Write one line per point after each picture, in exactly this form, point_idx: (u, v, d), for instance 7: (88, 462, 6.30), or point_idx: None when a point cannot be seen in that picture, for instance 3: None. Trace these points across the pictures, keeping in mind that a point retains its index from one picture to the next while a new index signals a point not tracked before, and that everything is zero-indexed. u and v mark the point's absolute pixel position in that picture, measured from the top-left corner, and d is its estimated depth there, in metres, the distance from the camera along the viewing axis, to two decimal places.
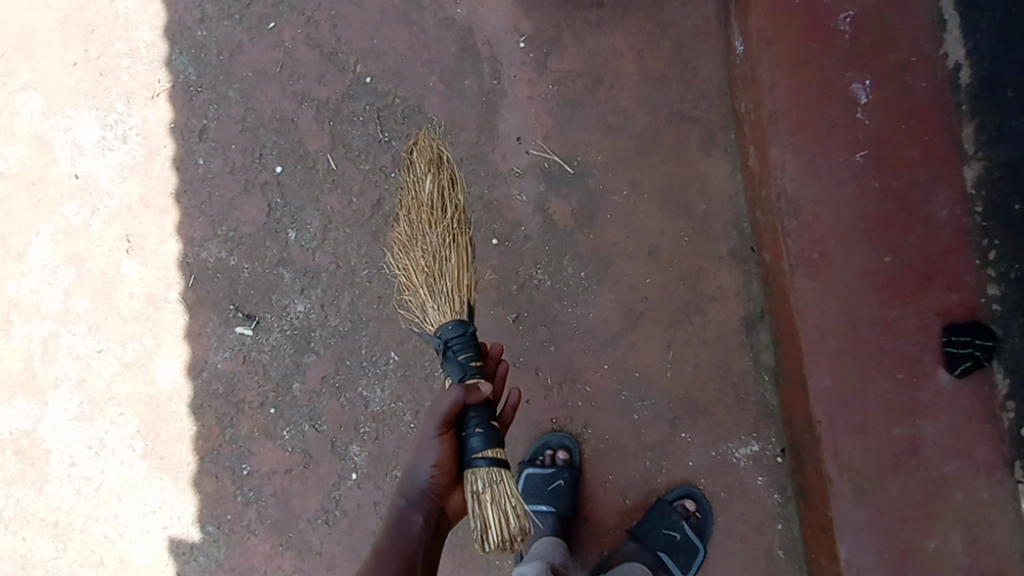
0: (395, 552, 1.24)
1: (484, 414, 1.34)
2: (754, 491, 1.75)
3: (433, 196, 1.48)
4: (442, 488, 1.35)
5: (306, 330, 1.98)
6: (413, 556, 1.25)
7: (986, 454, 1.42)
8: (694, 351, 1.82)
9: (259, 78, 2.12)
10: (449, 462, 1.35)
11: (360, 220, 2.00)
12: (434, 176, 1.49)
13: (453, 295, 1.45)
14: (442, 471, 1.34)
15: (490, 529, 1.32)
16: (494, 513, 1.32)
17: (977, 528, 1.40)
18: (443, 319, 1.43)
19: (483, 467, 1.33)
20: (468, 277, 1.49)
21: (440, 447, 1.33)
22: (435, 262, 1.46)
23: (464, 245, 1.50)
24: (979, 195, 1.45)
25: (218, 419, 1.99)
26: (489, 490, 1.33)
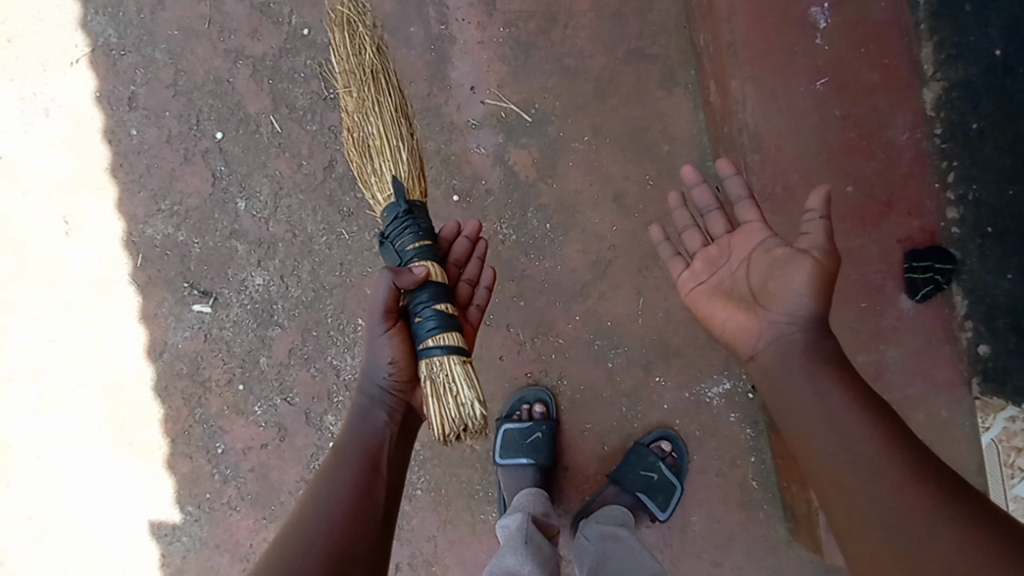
0: (357, 448, 1.24)
1: (432, 296, 1.25)
2: (727, 427, 1.79)
3: (342, 71, 1.33)
4: (402, 381, 1.30)
5: (268, 303, 1.91)
6: (375, 450, 1.25)
7: (946, 374, 1.48)
8: (664, 295, 1.82)
9: (187, 37, 1.96)
10: (403, 353, 1.28)
11: (313, 184, 1.91)
12: (340, 48, 1.33)
13: (381, 172, 1.30)
14: (399, 367, 1.29)
15: (434, 423, 1.24)
16: (436, 408, 1.23)
17: (937, 445, 1.48)
18: (381, 203, 1.32)
19: (441, 356, 1.24)
20: (398, 145, 1.31)
21: (388, 339, 1.27)
22: (359, 143, 1.32)
23: (391, 110, 1.32)
24: (938, 116, 1.49)
25: (185, 400, 1.94)
26: (429, 382, 1.24)
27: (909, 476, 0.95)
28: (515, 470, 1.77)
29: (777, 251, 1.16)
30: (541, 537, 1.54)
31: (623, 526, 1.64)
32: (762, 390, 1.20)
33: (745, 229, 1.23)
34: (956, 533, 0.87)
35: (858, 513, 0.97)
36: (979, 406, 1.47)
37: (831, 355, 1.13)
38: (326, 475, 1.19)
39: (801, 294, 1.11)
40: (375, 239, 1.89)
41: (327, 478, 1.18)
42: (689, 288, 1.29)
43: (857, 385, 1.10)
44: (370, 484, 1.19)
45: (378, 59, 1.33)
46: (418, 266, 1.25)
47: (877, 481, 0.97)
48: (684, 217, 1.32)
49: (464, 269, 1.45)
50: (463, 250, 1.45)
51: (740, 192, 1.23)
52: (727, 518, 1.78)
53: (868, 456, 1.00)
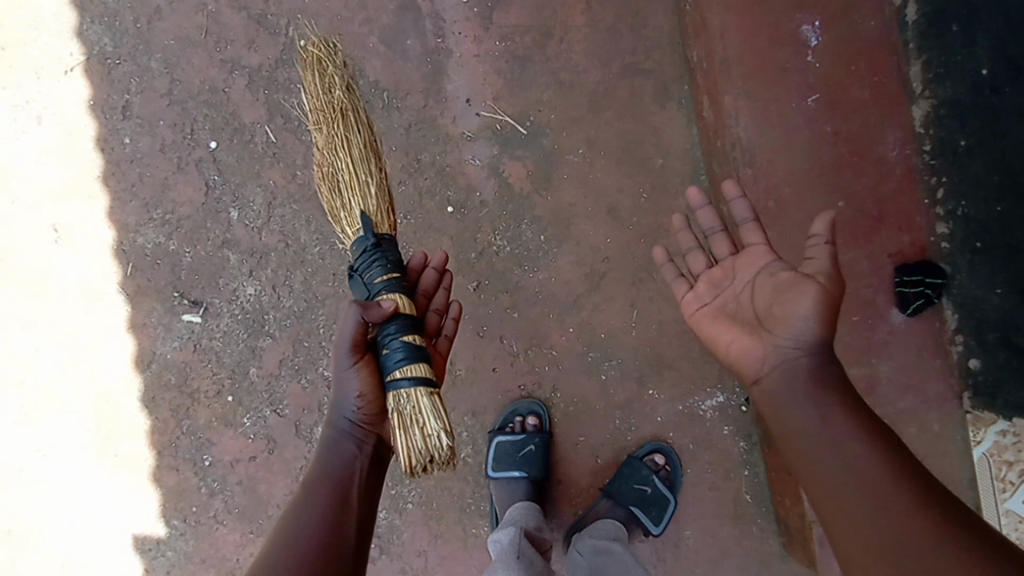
0: (327, 483, 1.22)
1: (401, 328, 1.22)
2: (721, 440, 1.78)
3: (312, 107, 1.34)
4: (371, 414, 1.27)
5: (259, 314, 1.89)
6: (345, 486, 1.23)
7: (938, 388, 1.49)
8: (658, 308, 1.82)
9: (184, 47, 1.96)
10: (371, 386, 1.25)
11: (307, 195, 1.90)
12: (311, 85, 1.34)
13: (350, 208, 1.29)
14: (368, 400, 1.26)
15: (401, 456, 1.21)
16: (403, 440, 1.20)
17: (930, 458, 1.48)
18: (350, 236, 1.31)
19: (408, 389, 1.21)
20: (366, 180, 1.31)
21: (357, 372, 1.23)
22: (328, 176, 1.32)
23: (361, 147, 1.32)
24: (926, 133, 1.51)
25: (173, 411, 1.91)
26: (395, 414, 1.21)
27: (914, 495, 0.98)
28: (507, 483, 1.75)
29: (781, 275, 1.16)
30: (533, 552, 1.52)
31: (616, 540, 1.62)
32: (764, 414, 1.19)
33: (748, 254, 1.23)
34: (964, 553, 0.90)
35: (863, 531, 0.98)
36: (971, 420, 1.47)
37: (834, 380, 1.13)
38: (296, 513, 1.18)
39: (807, 319, 1.11)
40: None
41: (296, 517, 1.17)
42: (692, 311, 1.28)
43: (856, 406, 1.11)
44: (337, 522, 1.17)
45: (346, 97, 1.34)
46: (386, 300, 1.22)
47: (880, 499, 0.98)
48: (689, 238, 1.31)
49: (431, 300, 1.42)
50: (432, 280, 1.42)
51: (746, 215, 1.22)
52: (721, 532, 1.77)
53: (871, 476, 1.01)
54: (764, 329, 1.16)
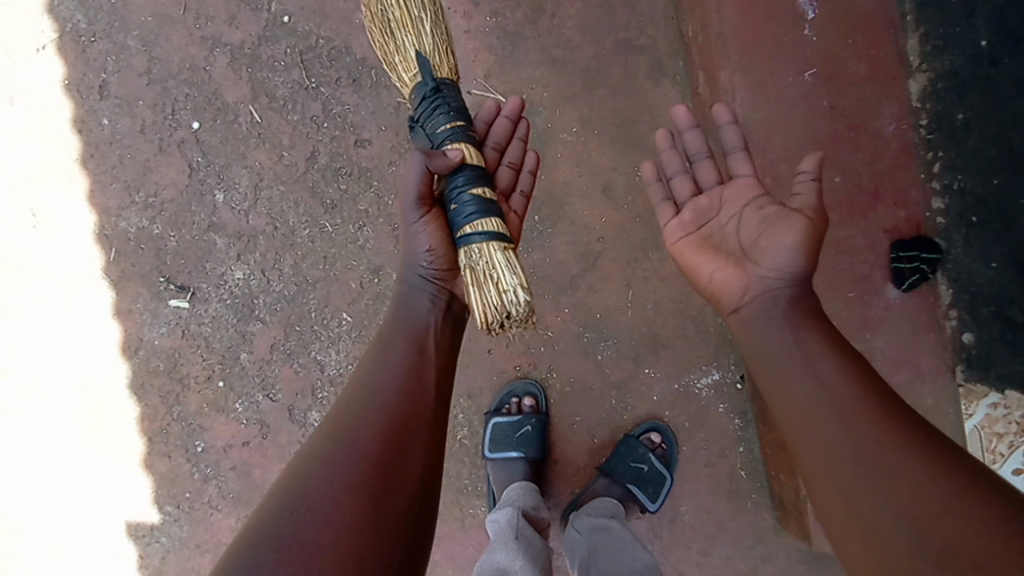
0: (405, 336, 1.26)
1: (468, 179, 1.21)
2: (716, 418, 1.79)
3: None
4: (443, 268, 1.28)
5: (249, 297, 1.86)
6: (422, 338, 1.26)
7: (931, 362, 1.50)
8: (653, 287, 1.81)
9: (162, 23, 1.89)
10: (441, 241, 1.26)
11: (295, 175, 1.86)
12: None
13: (404, 50, 1.24)
14: (439, 253, 1.27)
15: (476, 313, 1.19)
16: (478, 295, 1.18)
17: None
18: (409, 85, 1.26)
19: (481, 243, 1.19)
20: (420, 17, 1.23)
21: (425, 226, 1.25)
22: (382, 22, 1.25)
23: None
24: (923, 108, 1.51)
25: (162, 398, 1.88)
26: (469, 272, 1.20)
27: (888, 421, 0.98)
28: (506, 463, 1.75)
29: (770, 208, 1.17)
30: (531, 532, 1.52)
31: (614, 518, 1.63)
32: (739, 341, 1.22)
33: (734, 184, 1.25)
34: (929, 477, 0.90)
35: (823, 441, 1.01)
36: (963, 393, 1.49)
37: (811, 309, 1.16)
38: (375, 363, 1.23)
39: (791, 251, 1.13)
40: (359, 231, 1.84)
41: (377, 365, 1.22)
42: (675, 238, 1.28)
43: (836, 338, 1.13)
44: (417, 369, 1.21)
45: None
46: (452, 148, 1.21)
47: (850, 421, 1.00)
48: (674, 158, 1.34)
49: (506, 153, 1.41)
50: (505, 130, 1.41)
51: (734, 143, 1.25)
52: (716, 508, 1.79)
53: (847, 396, 1.03)
54: (749, 261, 1.18)
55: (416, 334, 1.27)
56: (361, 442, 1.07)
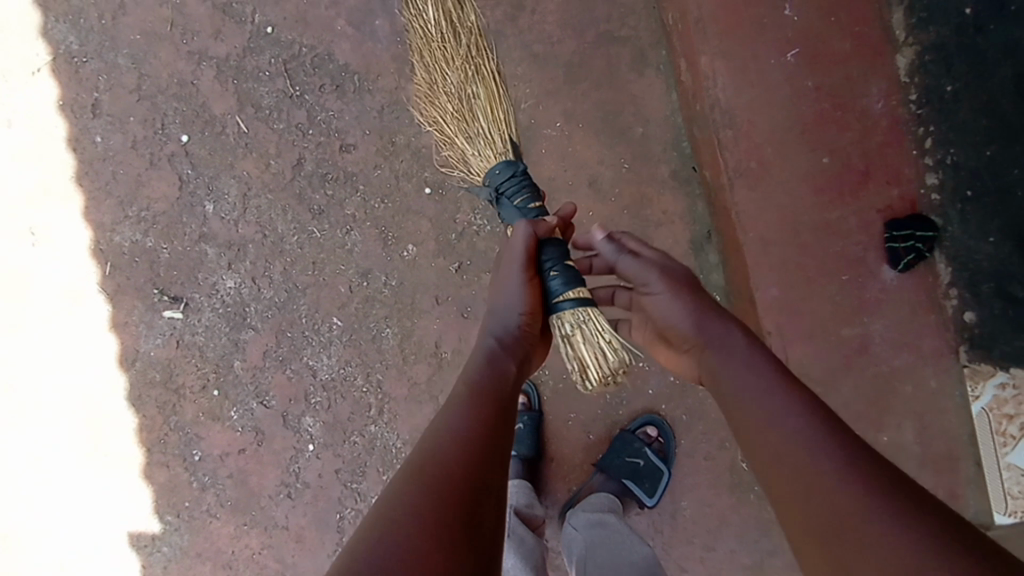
0: (490, 367, 1.12)
1: (560, 251, 1.26)
2: (716, 410, 1.75)
3: (442, 33, 1.42)
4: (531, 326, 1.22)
5: (241, 305, 1.86)
6: (510, 373, 1.13)
7: (934, 344, 1.45)
8: None
9: (150, 41, 1.92)
10: (536, 300, 1.23)
11: (282, 184, 1.87)
12: (437, 10, 1.42)
13: (492, 134, 1.39)
14: (531, 314, 1.22)
15: (588, 369, 1.26)
16: (590, 352, 1.25)
17: (926, 416, 1.46)
18: (489, 164, 1.38)
19: (569, 310, 1.25)
20: (505, 111, 1.42)
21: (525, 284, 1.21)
22: (466, 104, 1.41)
23: (483, 96, 1.41)
24: (912, 82, 1.47)
25: (160, 408, 1.89)
26: (580, 331, 1.26)
27: (853, 478, 0.85)
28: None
29: (650, 296, 1.23)
30: (524, 529, 1.49)
31: (611, 513, 1.60)
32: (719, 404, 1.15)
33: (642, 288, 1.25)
34: (888, 546, 0.77)
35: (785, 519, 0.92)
36: (968, 374, 1.43)
37: (756, 360, 1.08)
38: (459, 395, 1.07)
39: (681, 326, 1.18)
40: (347, 236, 1.84)
41: (462, 398, 1.06)
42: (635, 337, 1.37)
43: (787, 386, 1.02)
44: (506, 410, 1.08)
45: (468, 54, 1.43)
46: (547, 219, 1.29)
47: (801, 484, 0.89)
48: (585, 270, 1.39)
49: None
50: None
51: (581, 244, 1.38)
52: (719, 504, 1.73)
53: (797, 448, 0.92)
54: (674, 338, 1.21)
55: (501, 363, 1.14)
56: (455, 485, 0.90)
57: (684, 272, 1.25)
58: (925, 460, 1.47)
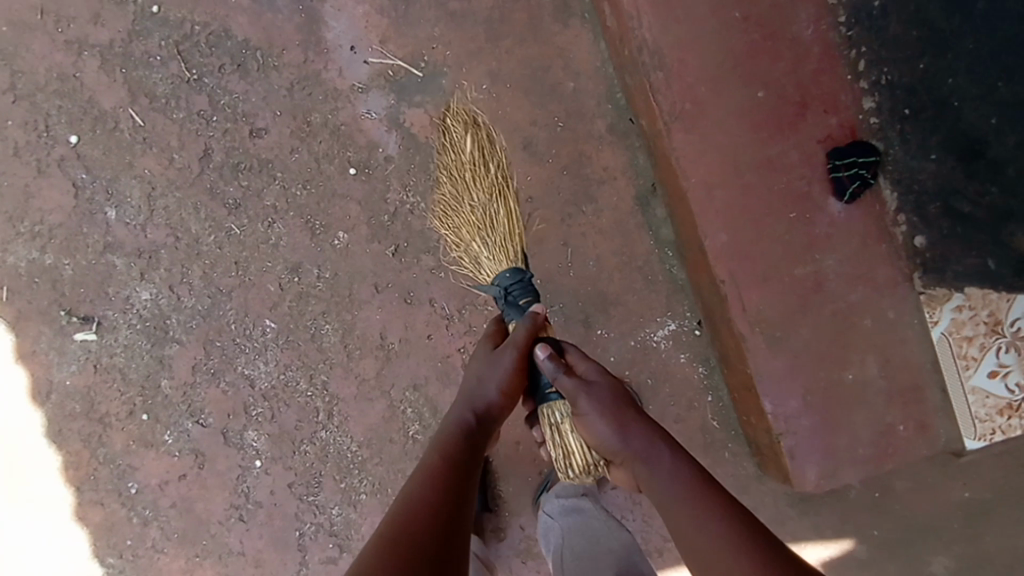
0: (459, 439, 1.14)
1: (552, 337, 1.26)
2: (680, 369, 1.68)
3: (474, 155, 1.36)
4: (507, 402, 1.22)
5: (161, 318, 1.70)
6: (475, 445, 1.16)
7: (887, 273, 1.41)
8: (592, 243, 1.69)
9: (17, 33, 1.69)
10: (518, 379, 1.22)
11: (190, 179, 1.69)
12: (473, 136, 1.38)
13: (508, 244, 1.31)
14: (509, 392, 1.22)
15: (572, 456, 1.25)
16: (575, 441, 1.25)
17: (889, 350, 1.41)
18: (498, 267, 1.31)
19: (559, 399, 1.24)
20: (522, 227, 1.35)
21: (509, 363, 1.20)
22: (485, 216, 1.33)
23: (503, 218, 1.33)
24: (839, 4, 1.41)
25: (85, 442, 1.71)
26: (569, 420, 1.25)
27: None
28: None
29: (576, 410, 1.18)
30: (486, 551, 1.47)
31: (586, 495, 1.49)
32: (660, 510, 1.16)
33: (577, 411, 1.17)
34: None
35: None
36: (925, 301, 1.42)
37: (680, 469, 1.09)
38: (427, 468, 1.09)
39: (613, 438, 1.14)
40: (270, 229, 1.68)
41: (431, 469, 1.08)
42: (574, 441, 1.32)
43: (710, 494, 1.04)
44: (473, 481, 1.09)
45: (498, 181, 1.36)
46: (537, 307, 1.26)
47: None
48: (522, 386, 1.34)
49: None
50: None
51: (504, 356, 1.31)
52: None
53: (716, 558, 0.95)
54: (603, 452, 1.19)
55: (470, 434, 1.16)
56: (426, 549, 0.91)
57: (615, 386, 1.19)
58: (893, 393, 1.42)
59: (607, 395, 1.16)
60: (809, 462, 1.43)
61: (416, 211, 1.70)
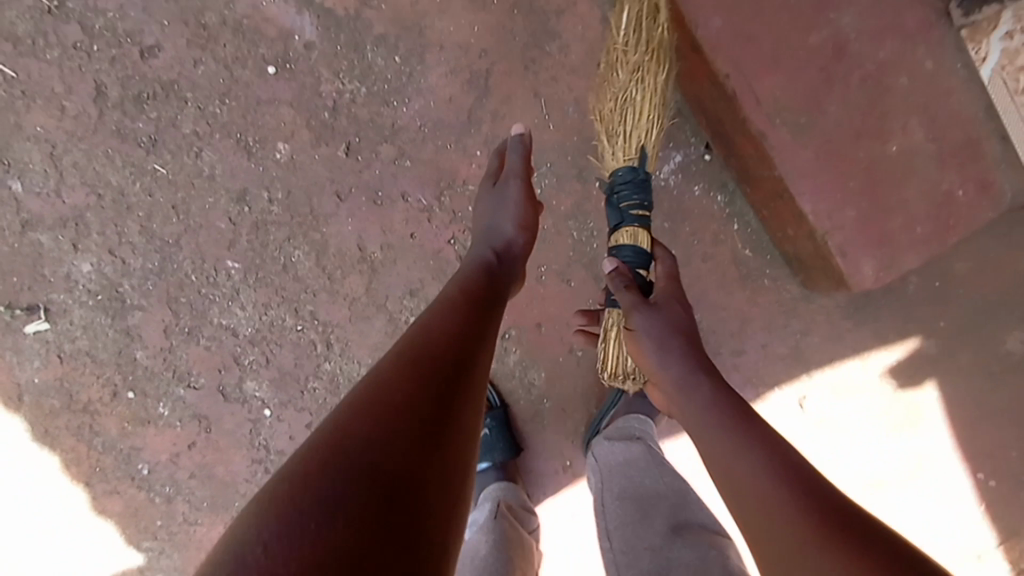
0: (482, 276, 1.07)
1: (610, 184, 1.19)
2: (696, 204, 1.48)
3: (630, 29, 1.15)
4: (522, 230, 1.19)
5: (113, 288, 1.53)
6: (494, 286, 1.07)
7: (917, 16, 1.23)
8: (568, 86, 1.45)
9: None
10: (528, 210, 1.21)
11: (89, 125, 1.45)
12: (635, 8, 1.14)
13: (626, 138, 1.15)
14: (524, 225, 1.20)
15: (606, 361, 1.22)
16: (612, 350, 1.21)
17: (932, 106, 1.25)
18: (613, 165, 1.17)
19: (614, 306, 1.18)
20: (652, 128, 1.16)
21: (518, 189, 1.22)
22: (619, 100, 1.16)
23: (641, 109, 1.15)
24: None
25: (77, 436, 1.59)
26: (615, 330, 1.19)
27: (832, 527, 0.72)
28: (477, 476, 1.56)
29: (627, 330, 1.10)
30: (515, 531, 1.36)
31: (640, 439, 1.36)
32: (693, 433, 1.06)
33: (629, 326, 1.09)
34: None
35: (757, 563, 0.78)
36: (968, 37, 1.22)
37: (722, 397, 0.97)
38: (446, 299, 0.98)
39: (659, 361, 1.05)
40: (198, 159, 1.47)
41: (453, 299, 0.98)
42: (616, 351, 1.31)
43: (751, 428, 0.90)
44: (494, 319, 1.01)
45: (645, 62, 1.15)
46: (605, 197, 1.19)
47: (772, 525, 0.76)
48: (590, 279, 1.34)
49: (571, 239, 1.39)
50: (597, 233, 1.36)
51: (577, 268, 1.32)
52: (732, 302, 1.52)
53: (752, 486, 0.81)
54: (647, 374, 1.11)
55: (492, 273, 1.10)
56: (450, 363, 0.83)
57: (680, 317, 1.09)
58: (946, 155, 1.28)
59: (662, 318, 1.06)
60: (864, 254, 1.31)
61: (359, 96, 1.45)
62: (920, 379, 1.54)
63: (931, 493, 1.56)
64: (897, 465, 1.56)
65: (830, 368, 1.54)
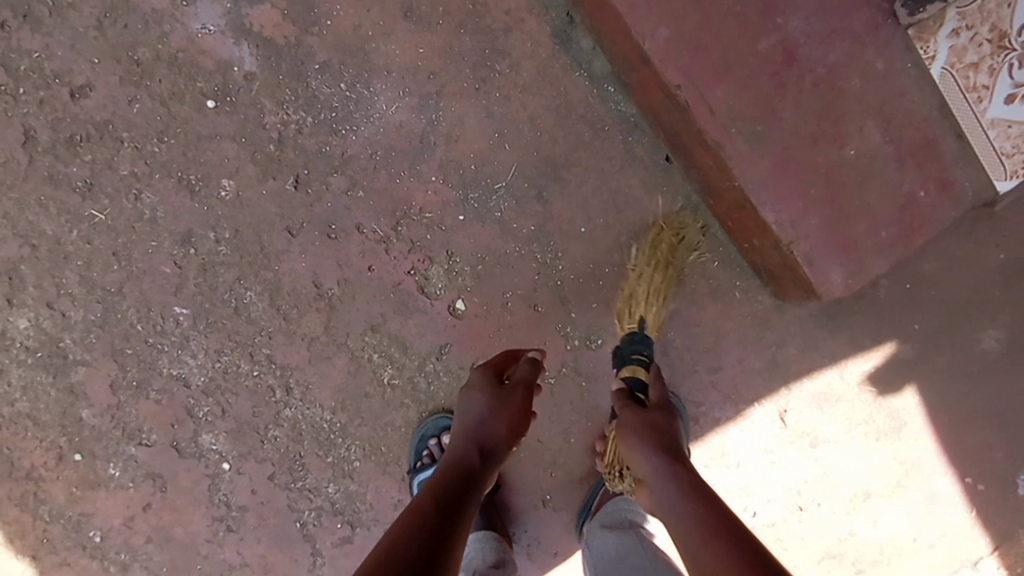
0: (452, 470, 0.97)
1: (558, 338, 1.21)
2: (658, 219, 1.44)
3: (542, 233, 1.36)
4: (503, 434, 1.07)
5: (54, 344, 1.43)
6: (469, 485, 0.96)
7: (862, 18, 1.18)
8: (521, 105, 1.41)
9: None
10: (512, 416, 1.09)
11: (18, 171, 1.37)
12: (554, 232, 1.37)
13: None
14: (509, 433, 1.08)
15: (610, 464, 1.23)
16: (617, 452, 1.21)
17: (883, 110, 1.22)
18: None
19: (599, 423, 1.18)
20: None
21: (508, 400, 1.10)
22: None
23: None
24: None
25: (22, 506, 1.47)
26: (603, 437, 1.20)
27: None
28: None
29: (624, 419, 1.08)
30: None
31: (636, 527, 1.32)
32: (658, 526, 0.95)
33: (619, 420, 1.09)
34: None
35: None
36: (916, 37, 1.19)
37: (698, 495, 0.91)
38: (415, 506, 0.87)
39: (644, 452, 1.00)
40: (139, 201, 1.40)
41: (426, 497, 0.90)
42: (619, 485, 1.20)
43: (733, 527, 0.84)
44: (466, 527, 0.87)
45: None
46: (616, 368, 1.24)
47: None
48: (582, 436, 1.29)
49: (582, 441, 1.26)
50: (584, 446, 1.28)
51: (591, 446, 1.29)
52: (703, 318, 1.47)
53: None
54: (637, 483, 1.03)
55: (466, 468, 0.99)
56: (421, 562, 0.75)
57: (666, 416, 1.08)
58: (899, 158, 1.25)
59: (660, 424, 1.04)
60: (827, 264, 1.28)
61: (306, 125, 1.40)
62: (899, 384, 1.50)
63: (921, 502, 1.52)
64: (882, 476, 1.51)
65: (808, 379, 1.49)
